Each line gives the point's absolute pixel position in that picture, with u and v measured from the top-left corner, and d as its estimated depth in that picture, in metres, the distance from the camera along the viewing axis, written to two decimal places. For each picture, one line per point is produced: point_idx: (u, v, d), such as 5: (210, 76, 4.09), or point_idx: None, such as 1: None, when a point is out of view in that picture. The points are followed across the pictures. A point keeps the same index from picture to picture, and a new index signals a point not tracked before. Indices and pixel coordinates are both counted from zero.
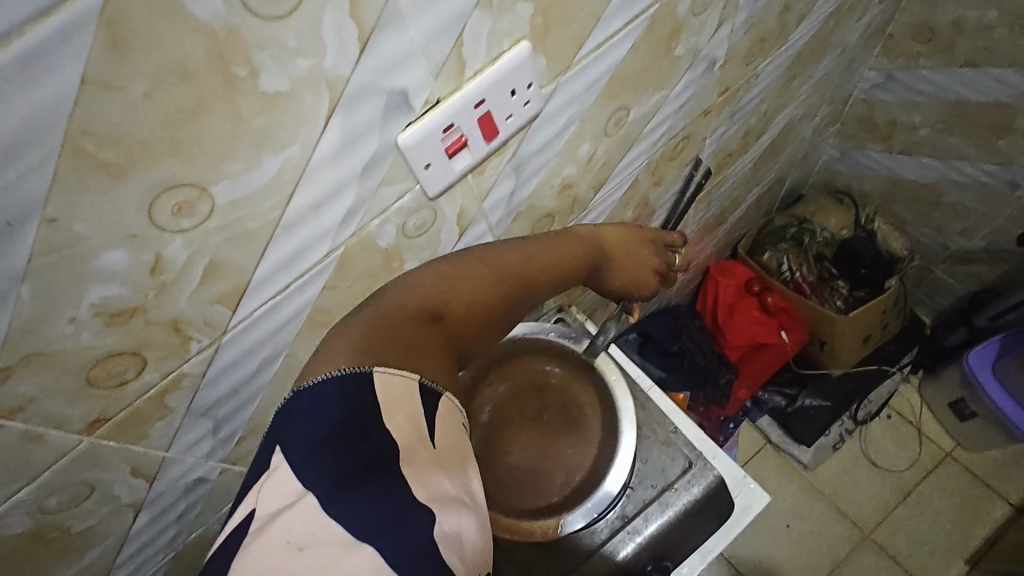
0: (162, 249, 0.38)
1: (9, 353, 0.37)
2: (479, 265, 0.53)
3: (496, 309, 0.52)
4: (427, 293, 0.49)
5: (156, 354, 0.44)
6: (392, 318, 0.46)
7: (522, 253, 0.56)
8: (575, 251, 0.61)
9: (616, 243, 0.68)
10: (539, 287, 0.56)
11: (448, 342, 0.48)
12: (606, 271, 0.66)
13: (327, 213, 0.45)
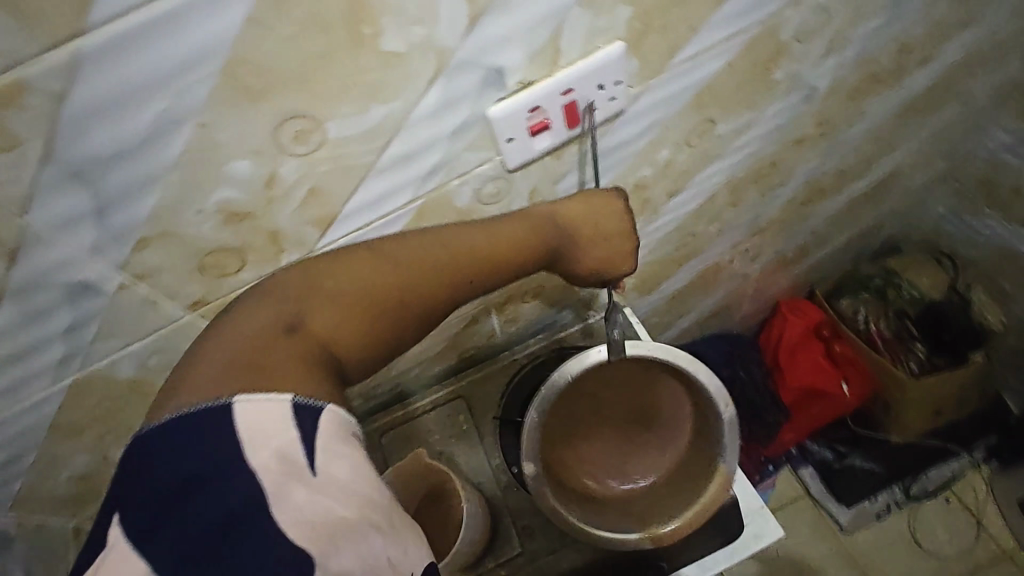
0: (278, 167, 0.46)
1: (150, 228, 0.46)
2: (362, 257, 0.47)
3: (392, 299, 0.46)
4: (294, 299, 0.44)
5: (255, 257, 0.52)
6: (239, 335, 0.41)
7: (423, 236, 0.48)
8: (504, 224, 0.52)
9: (587, 207, 0.57)
10: (455, 263, 0.48)
11: (313, 343, 0.42)
12: (587, 247, 0.56)
13: (415, 165, 0.52)
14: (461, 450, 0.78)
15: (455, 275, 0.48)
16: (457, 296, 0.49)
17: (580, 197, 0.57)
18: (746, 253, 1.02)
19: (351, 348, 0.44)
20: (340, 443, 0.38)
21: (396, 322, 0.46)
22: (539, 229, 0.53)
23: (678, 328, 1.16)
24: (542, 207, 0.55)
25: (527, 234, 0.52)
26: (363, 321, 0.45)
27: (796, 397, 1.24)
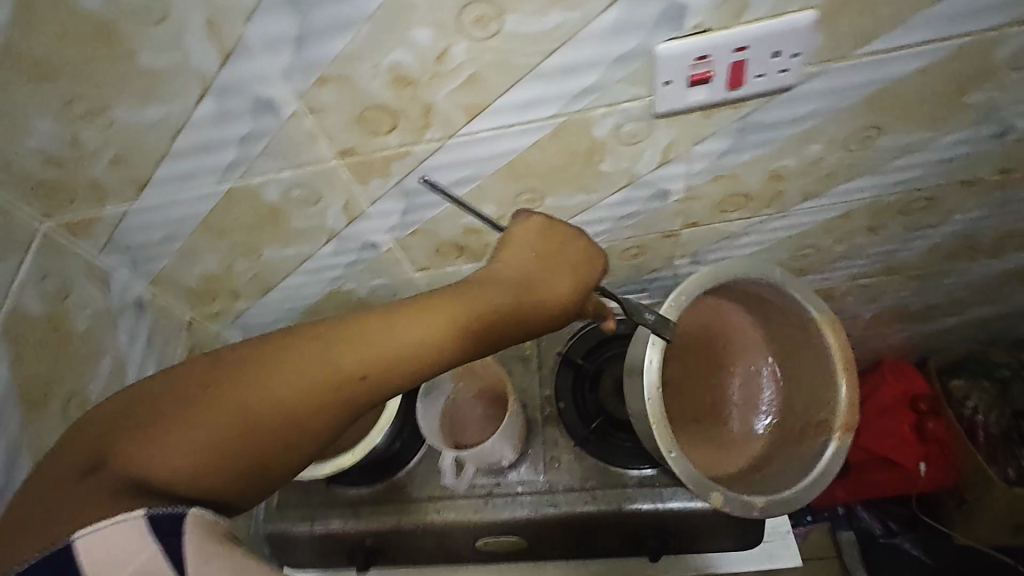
0: (452, 45, 0.50)
1: (331, 68, 0.51)
2: (236, 375, 0.40)
3: (283, 425, 0.40)
4: (153, 418, 0.38)
5: (405, 124, 0.57)
6: (73, 491, 0.36)
7: (339, 327, 0.42)
8: (444, 310, 0.44)
9: (547, 286, 0.50)
10: (366, 364, 0.41)
11: (140, 492, 0.36)
12: (539, 311, 0.49)
13: (571, 81, 0.54)
14: (518, 367, 0.83)
15: (389, 360, 0.42)
16: (371, 400, 0.42)
17: (534, 272, 0.50)
18: (867, 289, 0.96)
19: (188, 502, 0.37)
20: (211, 547, 0.36)
21: (287, 437, 0.40)
22: (494, 308, 0.47)
23: None
24: (495, 276, 0.49)
25: (462, 330, 0.44)
26: (274, 434, 0.39)
27: (864, 456, 1.15)
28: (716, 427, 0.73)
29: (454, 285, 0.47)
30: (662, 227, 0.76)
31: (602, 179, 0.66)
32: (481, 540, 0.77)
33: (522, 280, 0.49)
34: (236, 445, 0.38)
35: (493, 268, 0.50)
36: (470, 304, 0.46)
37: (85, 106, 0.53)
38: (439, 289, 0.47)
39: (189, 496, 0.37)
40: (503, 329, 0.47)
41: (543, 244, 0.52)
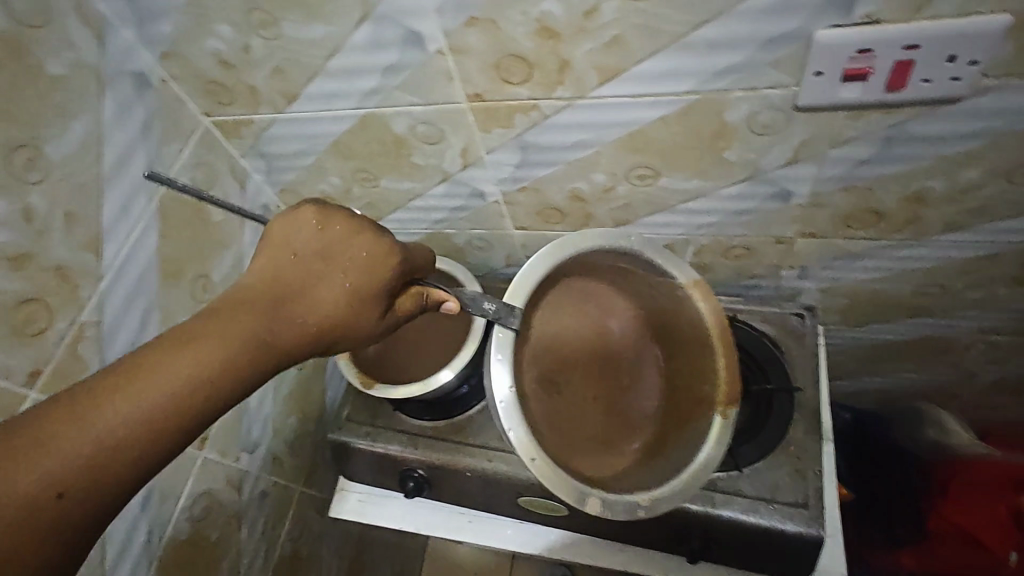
0: (603, 3, 0.50)
1: (481, 10, 0.53)
2: (120, 379, 0.39)
3: (181, 408, 0.40)
4: (3, 458, 0.35)
5: (538, 77, 0.58)
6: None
7: (208, 322, 0.44)
8: (258, 315, 0.45)
9: (362, 258, 0.50)
10: (265, 332, 0.45)
11: (38, 499, 0.35)
12: (333, 307, 0.48)
13: (715, 57, 0.52)
14: None
15: (271, 335, 0.45)
16: (267, 375, 0.46)
17: (336, 243, 0.50)
18: (993, 348, 0.86)
19: (107, 487, 0.37)
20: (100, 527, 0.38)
21: (195, 424, 0.41)
22: (331, 304, 0.48)
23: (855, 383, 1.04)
24: (316, 261, 0.49)
25: (299, 321, 0.47)
26: (202, 397, 0.41)
27: None
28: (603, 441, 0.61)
29: (275, 279, 0.48)
30: (774, 231, 0.73)
31: (723, 168, 0.64)
32: (521, 497, 0.80)
33: (324, 260, 0.49)
34: (155, 421, 0.39)
35: (264, 266, 0.49)
36: (284, 319, 0.47)
37: (260, 14, 0.58)
38: (269, 288, 0.47)
39: (100, 491, 0.37)
40: (354, 331, 0.50)
41: (295, 272, 0.49)
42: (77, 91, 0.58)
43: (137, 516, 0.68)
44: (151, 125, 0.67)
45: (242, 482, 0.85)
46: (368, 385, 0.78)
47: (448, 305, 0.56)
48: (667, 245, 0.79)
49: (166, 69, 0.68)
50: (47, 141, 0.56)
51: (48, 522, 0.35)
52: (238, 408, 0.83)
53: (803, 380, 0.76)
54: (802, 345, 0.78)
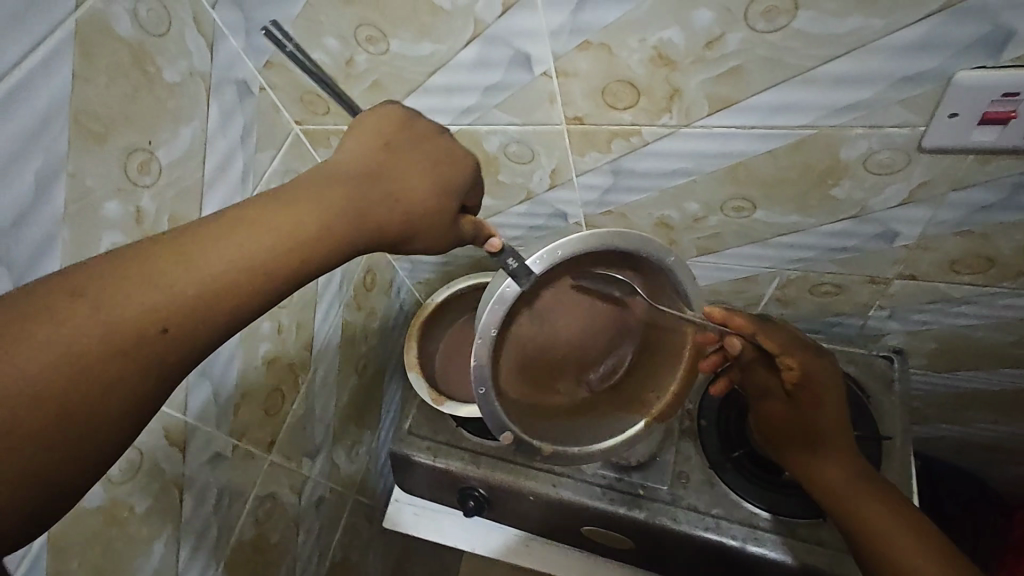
0: (728, 33, 0.48)
1: (598, 36, 0.52)
2: (221, 221, 0.36)
3: (232, 292, 0.34)
4: (109, 278, 0.31)
5: (644, 104, 0.57)
6: (55, 316, 0.29)
7: (302, 185, 0.39)
8: (320, 200, 0.39)
9: (446, 159, 0.44)
10: (358, 199, 0.40)
11: (143, 329, 0.31)
12: (396, 207, 0.41)
13: (840, 93, 0.50)
14: None
15: (365, 206, 0.40)
16: (362, 245, 0.40)
17: (425, 139, 0.45)
18: None
19: (206, 330, 0.33)
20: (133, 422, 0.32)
21: (247, 312, 0.35)
22: (420, 193, 0.42)
23: (932, 430, 0.99)
24: (402, 150, 0.43)
25: (364, 214, 0.40)
26: (248, 285, 0.35)
27: None
28: (554, 381, 0.56)
29: (366, 156, 0.42)
30: (871, 271, 0.70)
31: (827, 205, 0.62)
32: (587, 527, 0.78)
33: (413, 151, 0.44)
34: (196, 305, 0.33)
35: (354, 144, 0.43)
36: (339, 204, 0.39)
37: (369, 30, 0.59)
38: (359, 164, 0.42)
39: (202, 332, 0.33)
40: (445, 222, 0.44)
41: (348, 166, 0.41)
42: (187, 98, 0.60)
43: (209, 516, 0.69)
44: (250, 132, 0.69)
45: (303, 487, 0.86)
46: (439, 400, 0.78)
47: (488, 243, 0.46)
48: (751, 277, 0.77)
49: (267, 78, 0.69)
50: (158, 146, 0.57)
51: (153, 355, 0.32)
52: (305, 413, 0.84)
53: (893, 429, 0.72)
54: (891, 391, 0.74)
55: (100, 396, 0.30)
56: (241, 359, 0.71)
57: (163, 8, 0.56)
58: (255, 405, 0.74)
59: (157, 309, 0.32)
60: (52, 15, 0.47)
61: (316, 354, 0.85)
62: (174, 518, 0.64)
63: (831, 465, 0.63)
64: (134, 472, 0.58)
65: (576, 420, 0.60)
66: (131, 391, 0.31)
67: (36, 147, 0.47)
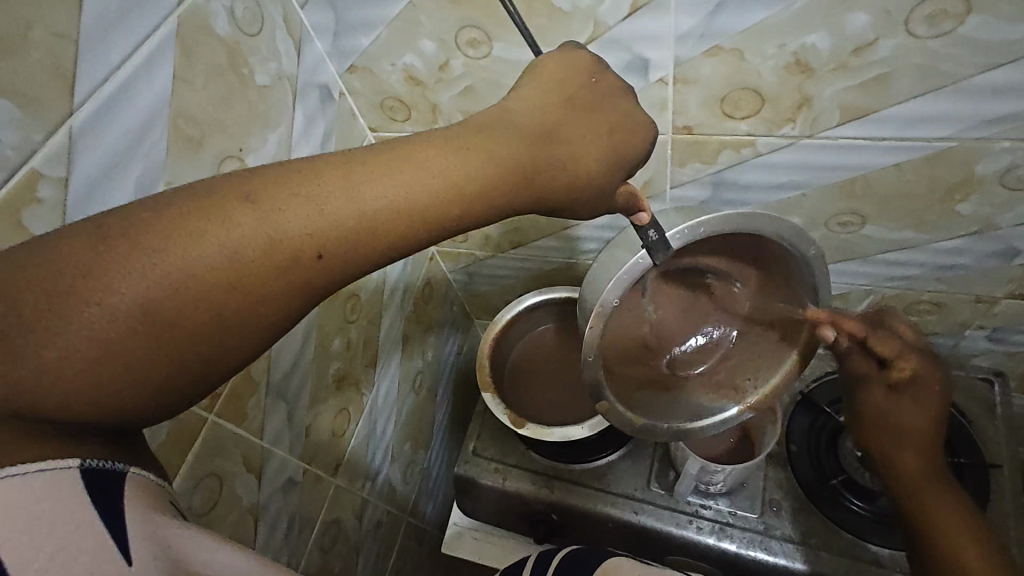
0: (882, 38, 0.45)
1: (731, 40, 0.49)
2: (389, 148, 0.32)
3: (378, 224, 0.30)
4: (280, 188, 0.28)
5: (767, 113, 0.54)
6: (227, 219, 0.27)
7: (470, 129, 0.35)
8: (479, 147, 0.34)
9: (629, 127, 0.38)
10: (527, 156, 0.35)
11: (301, 250, 0.28)
12: (555, 177, 0.36)
13: (993, 104, 0.47)
14: None
15: (531, 168, 0.35)
16: (517, 205, 0.36)
17: (611, 99, 0.38)
18: None
19: (351, 265, 0.30)
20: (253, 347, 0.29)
21: (389, 252, 0.31)
22: (593, 164, 0.36)
23: None
24: (585, 108, 0.37)
25: (525, 175, 0.35)
26: (393, 222, 0.30)
27: None
28: (654, 352, 0.51)
29: (541, 107, 0.36)
30: (978, 290, 0.66)
31: (947, 221, 0.59)
32: (671, 556, 0.74)
33: (594, 111, 0.37)
34: (345, 231, 0.29)
35: (527, 94, 0.37)
36: (498, 155, 0.34)
37: (472, 33, 0.55)
38: (535, 117, 0.36)
39: (355, 264, 0.30)
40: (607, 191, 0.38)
41: (517, 118, 0.36)
42: (276, 101, 0.56)
43: (280, 546, 0.64)
44: (329, 139, 0.65)
45: (364, 511, 0.81)
46: (520, 423, 0.73)
47: (636, 216, 0.40)
48: (843, 294, 0.74)
49: (347, 83, 0.66)
50: (248, 153, 0.54)
51: (306, 281, 0.29)
52: (367, 433, 0.80)
53: (1000, 456, 0.68)
54: (991, 416, 0.71)
55: (251, 311, 0.27)
56: (313, 378, 0.66)
57: (258, 7, 0.52)
58: (325, 426, 0.70)
59: (307, 230, 0.28)
60: (158, 11, 0.43)
61: (379, 371, 0.81)
62: (249, 549, 0.59)
63: (909, 459, 0.54)
64: (214, 502, 0.54)
65: (671, 398, 0.54)
66: (277, 312, 0.28)
67: (137, 153, 0.44)
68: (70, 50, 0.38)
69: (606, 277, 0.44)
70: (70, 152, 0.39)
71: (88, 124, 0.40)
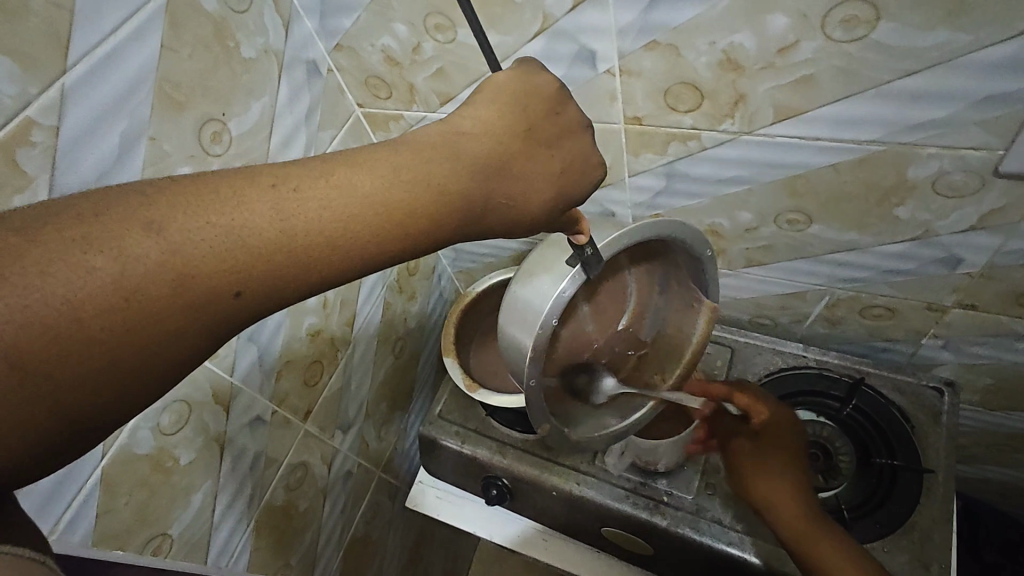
0: (803, 40, 0.47)
1: (667, 36, 0.52)
2: (321, 175, 0.35)
3: (300, 257, 0.33)
4: (193, 217, 0.30)
5: (707, 108, 0.56)
6: (127, 251, 0.28)
7: (417, 154, 0.38)
8: (416, 175, 0.37)
9: (577, 161, 0.43)
10: (470, 187, 0.38)
11: (216, 286, 0.30)
12: (500, 212, 0.40)
13: (914, 110, 0.49)
14: None
15: (479, 202, 0.39)
16: (457, 236, 0.39)
17: (569, 130, 0.43)
18: None
19: (273, 297, 0.32)
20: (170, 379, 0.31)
21: (315, 285, 0.34)
22: (537, 204, 0.41)
23: (976, 470, 0.95)
24: (539, 145, 0.41)
25: (464, 208, 0.38)
26: (318, 255, 0.33)
27: None
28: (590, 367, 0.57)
29: (498, 134, 0.40)
30: (928, 297, 0.67)
31: (888, 225, 0.60)
32: (607, 528, 0.78)
33: (550, 146, 0.42)
34: (264, 264, 0.32)
35: (483, 119, 0.40)
36: (436, 188, 0.37)
37: (438, 19, 0.61)
38: (491, 145, 0.40)
39: (274, 296, 0.32)
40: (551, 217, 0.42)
41: (462, 148, 0.39)
42: (262, 74, 0.62)
43: (244, 477, 0.72)
44: (314, 111, 0.71)
45: (334, 459, 0.88)
46: (473, 388, 0.78)
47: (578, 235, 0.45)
48: (799, 293, 0.75)
49: (335, 60, 0.71)
50: (231, 118, 0.60)
51: (217, 314, 0.31)
52: (341, 387, 0.86)
53: (935, 462, 0.70)
54: (937, 425, 0.72)
55: (155, 348, 0.29)
56: (287, 328, 0.73)
57: None
58: (296, 374, 0.77)
59: (221, 261, 0.30)
60: None
61: (356, 332, 0.87)
62: (214, 473, 0.67)
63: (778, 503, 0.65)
64: (182, 424, 0.61)
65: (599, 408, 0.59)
66: (188, 349, 0.31)
67: (123, 110, 0.50)
68: (66, 19, 0.44)
69: (544, 291, 0.47)
70: (62, 105, 0.45)
71: (78, 82, 0.46)
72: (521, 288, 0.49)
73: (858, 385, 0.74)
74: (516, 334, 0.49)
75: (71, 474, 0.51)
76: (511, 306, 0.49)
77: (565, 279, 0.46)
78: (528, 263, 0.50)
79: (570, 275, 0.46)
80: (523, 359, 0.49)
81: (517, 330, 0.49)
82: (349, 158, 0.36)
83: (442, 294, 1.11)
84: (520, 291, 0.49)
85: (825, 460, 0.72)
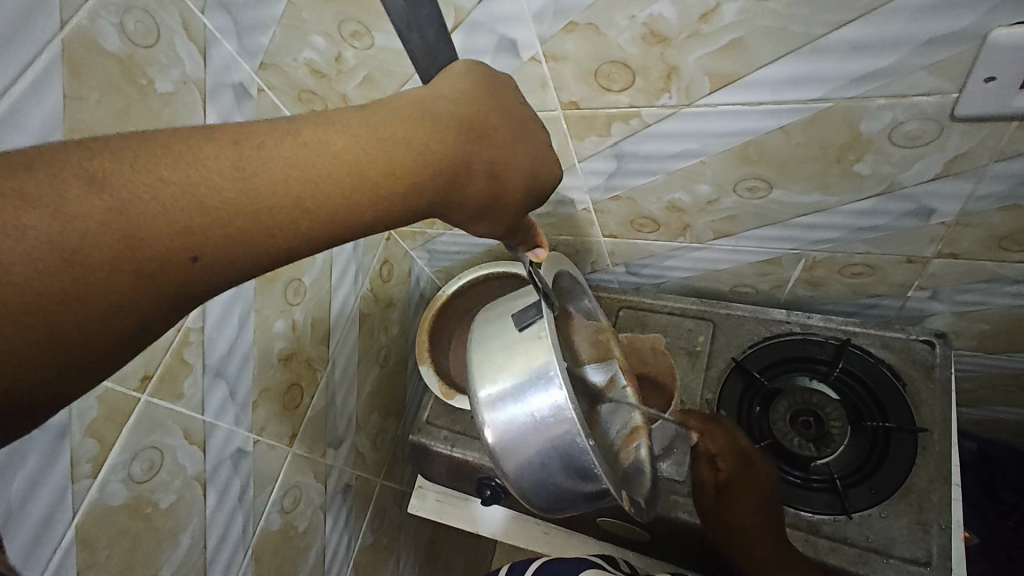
0: (724, 3, 0.44)
1: (584, 15, 0.48)
2: (287, 135, 0.34)
3: (263, 218, 0.32)
4: (142, 174, 0.30)
5: (641, 84, 0.53)
6: (68, 210, 0.28)
7: (385, 114, 0.38)
8: (389, 136, 0.37)
9: (543, 152, 0.46)
10: (443, 150, 0.39)
11: (171, 249, 0.30)
12: (480, 177, 0.41)
13: (858, 62, 0.45)
14: (684, 361, 0.77)
15: (455, 167, 0.40)
16: (431, 202, 0.39)
17: (532, 119, 0.46)
18: None
19: (235, 262, 0.32)
20: (128, 351, 0.31)
21: (279, 250, 0.34)
22: (513, 174, 0.43)
23: (985, 412, 0.92)
24: (514, 121, 0.44)
25: (438, 171, 0.39)
26: (284, 217, 0.33)
27: None
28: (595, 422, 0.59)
29: (471, 101, 0.41)
30: (907, 250, 0.64)
31: (851, 182, 0.57)
32: (602, 518, 0.76)
33: (518, 129, 0.44)
34: (227, 226, 0.31)
35: (457, 90, 0.41)
36: (408, 152, 0.37)
37: (353, 26, 0.61)
38: (465, 114, 0.41)
39: (231, 263, 0.32)
40: (515, 205, 0.45)
41: (438, 111, 0.40)
42: (184, 107, 0.59)
43: (234, 508, 0.72)
44: None
45: (328, 476, 0.88)
46: (450, 395, 0.77)
47: (536, 250, 0.55)
48: (774, 259, 0.72)
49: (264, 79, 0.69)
50: None
51: (172, 282, 0.31)
52: (326, 406, 0.86)
53: (930, 420, 0.68)
54: (928, 379, 0.70)
55: (102, 315, 0.29)
56: (256, 356, 0.72)
57: (150, 18, 0.54)
58: (272, 401, 0.76)
59: (177, 221, 0.30)
60: (37, 38, 0.45)
61: (334, 349, 0.86)
62: (200, 510, 0.67)
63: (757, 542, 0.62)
64: (155, 470, 0.61)
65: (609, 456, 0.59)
66: (140, 316, 0.30)
67: None
68: None
69: (541, 361, 0.51)
70: None
71: None
72: (512, 380, 0.52)
73: (845, 346, 0.71)
74: (551, 414, 0.50)
75: (40, 541, 0.51)
76: (519, 408, 0.51)
77: (544, 319, 0.52)
78: (495, 364, 0.53)
79: (545, 312, 0.53)
80: (578, 440, 0.49)
81: (549, 409, 0.50)
82: (317, 119, 0.36)
83: (422, 295, 1.10)
84: (513, 385, 0.52)
85: (818, 427, 0.69)
